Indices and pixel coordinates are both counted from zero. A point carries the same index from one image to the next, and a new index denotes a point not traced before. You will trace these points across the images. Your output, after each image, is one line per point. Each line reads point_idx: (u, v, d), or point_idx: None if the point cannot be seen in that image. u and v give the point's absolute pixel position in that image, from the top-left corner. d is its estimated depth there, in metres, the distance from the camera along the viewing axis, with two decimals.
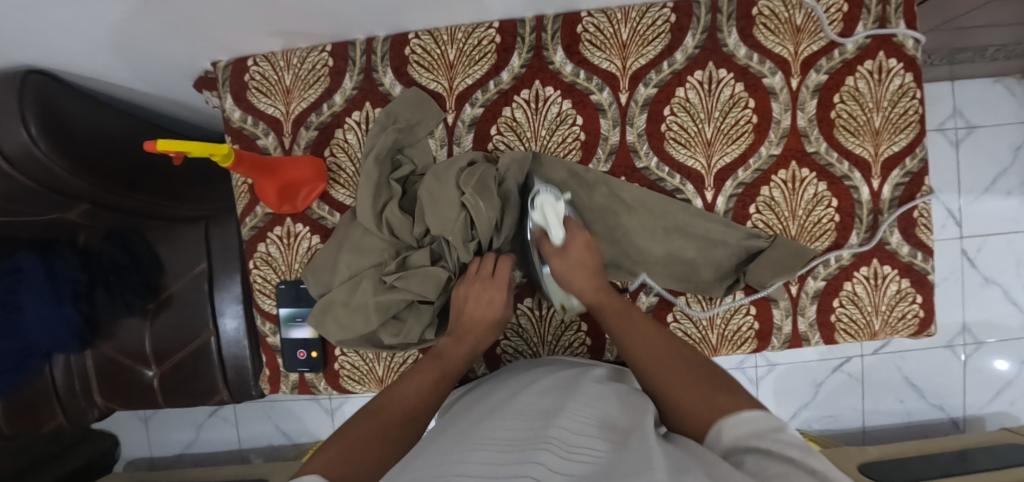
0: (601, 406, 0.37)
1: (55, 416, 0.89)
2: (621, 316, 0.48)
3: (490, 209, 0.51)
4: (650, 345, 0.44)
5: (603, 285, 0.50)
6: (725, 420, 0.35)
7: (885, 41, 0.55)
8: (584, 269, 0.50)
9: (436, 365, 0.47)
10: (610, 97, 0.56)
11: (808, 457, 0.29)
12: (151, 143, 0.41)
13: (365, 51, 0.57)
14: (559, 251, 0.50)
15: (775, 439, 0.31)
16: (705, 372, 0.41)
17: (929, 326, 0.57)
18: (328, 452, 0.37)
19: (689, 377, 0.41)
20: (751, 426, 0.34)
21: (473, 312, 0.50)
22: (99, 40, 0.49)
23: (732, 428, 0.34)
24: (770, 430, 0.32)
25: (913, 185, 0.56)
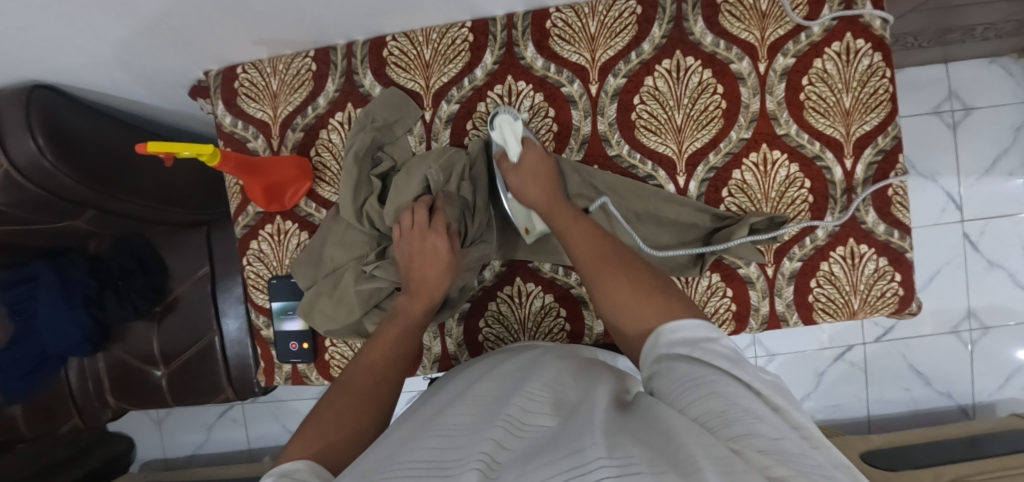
0: (550, 383, 0.40)
1: (71, 417, 0.96)
2: (569, 222, 0.49)
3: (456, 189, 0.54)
4: (596, 247, 0.46)
5: (553, 194, 0.51)
6: (662, 329, 0.37)
7: (851, 22, 0.55)
8: (537, 177, 0.52)
9: (395, 327, 0.49)
10: (580, 88, 0.57)
11: (734, 366, 0.31)
12: (142, 146, 0.44)
13: (346, 55, 0.59)
14: (536, 243, 0.56)
15: (706, 348, 0.33)
16: (652, 277, 0.43)
17: (909, 304, 0.57)
18: (304, 437, 0.38)
19: (629, 281, 0.43)
20: (688, 333, 0.36)
21: (423, 266, 0.51)
22: (95, 54, 0.53)
23: (669, 335, 0.36)
24: (702, 337, 0.34)
25: (886, 163, 0.56)
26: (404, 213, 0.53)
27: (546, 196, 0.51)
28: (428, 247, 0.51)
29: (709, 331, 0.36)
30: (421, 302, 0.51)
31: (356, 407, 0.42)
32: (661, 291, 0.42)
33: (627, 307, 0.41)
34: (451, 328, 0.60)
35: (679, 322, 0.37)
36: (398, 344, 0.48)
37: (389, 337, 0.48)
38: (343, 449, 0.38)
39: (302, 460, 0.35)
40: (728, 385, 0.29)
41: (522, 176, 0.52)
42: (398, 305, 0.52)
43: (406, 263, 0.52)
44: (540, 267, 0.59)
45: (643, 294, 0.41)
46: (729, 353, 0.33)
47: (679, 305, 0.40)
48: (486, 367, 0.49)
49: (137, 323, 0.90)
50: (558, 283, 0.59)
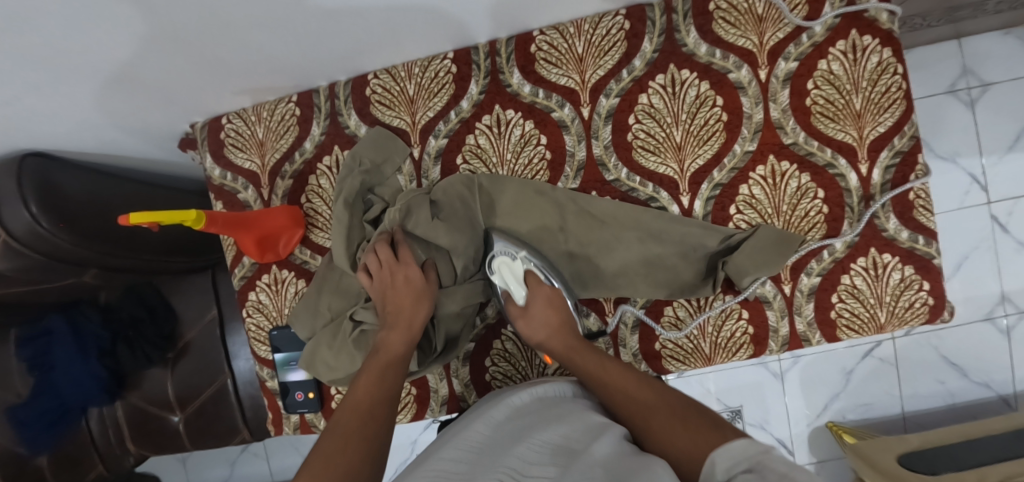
0: (551, 426, 0.38)
1: (95, 465, 0.98)
2: (594, 364, 0.47)
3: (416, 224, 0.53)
4: (634, 395, 0.43)
5: (575, 344, 0.50)
6: (716, 453, 0.33)
7: (856, 18, 0.51)
8: (548, 325, 0.52)
9: (381, 360, 0.48)
10: (571, 112, 0.55)
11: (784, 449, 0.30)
12: (125, 218, 0.43)
13: (329, 97, 0.58)
14: (522, 311, 0.54)
15: (756, 438, 0.32)
16: (691, 408, 0.40)
17: (942, 313, 0.53)
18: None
19: (676, 418, 0.39)
20: (739, 453, 0.32)
21: (396, 298, 0.51)
22: (78, 118, 0.53)
23: (723, 461, 0.32)
24: (751, 429, 0.33)
25: (906, 164, 0.52)
26: (371, 252, 0.52)
27: (565, 343, 0.50)
28: (399, 276, 0.51)
29: (747, 439, 0.33)
30: (403, 333, 0.50)
31: (349, 449, 0.39)
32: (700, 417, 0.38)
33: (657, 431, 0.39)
34: (457, 369, 0.58)
35: (729, 443, 0.33)
36: (383, 378, 0.46)
37: (375, 372, 0.47)
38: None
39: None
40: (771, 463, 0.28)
41: (533, 303, 0.53)
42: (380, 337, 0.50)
43: (382, 300, 0.52)
44: None
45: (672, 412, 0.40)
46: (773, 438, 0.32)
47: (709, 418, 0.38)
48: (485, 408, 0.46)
49: (150, 371, 0.91)
50: None
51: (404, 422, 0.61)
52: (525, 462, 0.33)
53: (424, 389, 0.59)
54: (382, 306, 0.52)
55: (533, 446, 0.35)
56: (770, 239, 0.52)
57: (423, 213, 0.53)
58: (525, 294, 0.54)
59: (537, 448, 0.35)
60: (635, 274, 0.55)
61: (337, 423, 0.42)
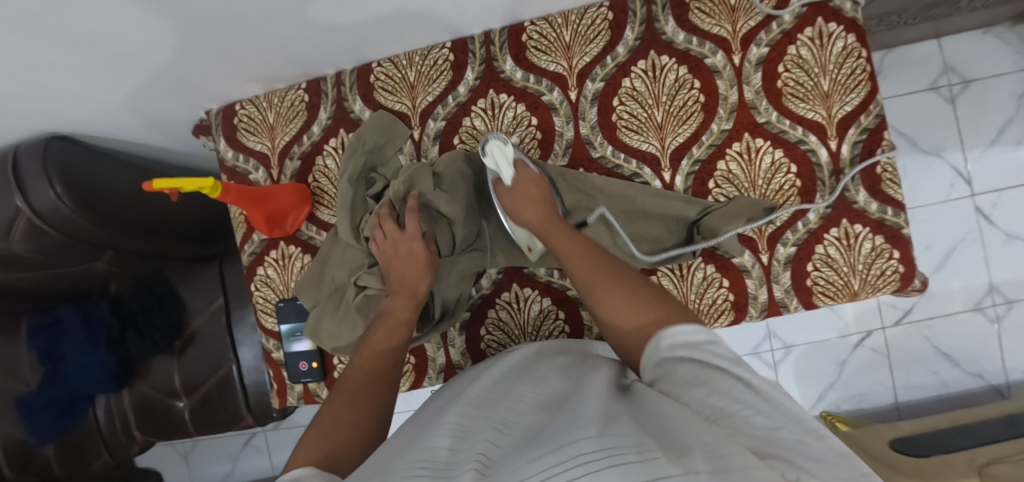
0: (542, 380, 0.42)
1: (101, 455, 0.99)
2: (562, 238, 0.49)
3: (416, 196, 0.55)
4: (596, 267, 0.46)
5: (550, 217, 0.51)
6: (662, 335, 0.37)
7: (821, 7, 0.56)
8: (531, 201, 0.52)
9: (389, 329, 0.51)
10: (560, 95, 0.59)
11: (733, 365, 0.32)
12: (148, 183, 0.47)
13: (336, 84, 0.63)
14: (508, 190, 0.54)
15: (707, 350, 0.34)
16: (648, 291, 0.43)
17: (912, 280, 0.56)
18: (308, 443, 0.38)
19: (626, 299, 0.42)
20: (686, 335, 0.36)
21: (399, 268, 0.53)
22: (104, 102, 0.58)
23: (670, 341, 0.37)
24: (703, 342, 0.35)
25: (872, 140, 0.56)
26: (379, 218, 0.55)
27: (541, 215, 0.51)
28: (403, 249, 0.54)
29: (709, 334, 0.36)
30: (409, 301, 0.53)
31: (357, 411, 0.42)
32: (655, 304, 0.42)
33: (625, 322, 0.42)
34: (454, 337, 0.62)
35: (677, 327, 0.37)
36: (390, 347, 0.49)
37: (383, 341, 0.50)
38: (346, 450, 0.38)
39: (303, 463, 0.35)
40: (728, 388, 0.30)
41: (519, 203, 0.53)
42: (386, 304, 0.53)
43: (387, 270, 0.55)
44: (536, 272, 0.60)
45: (636, 302, 0.42)
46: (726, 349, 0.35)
47: (675, 314, 0.40)
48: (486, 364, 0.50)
49: (158, 358, 0.94)
50: (555, 287, 0.59)
51: (403, 391, 0.64)
52: (514, 404, 0.37)
53: (422, 358, 0.62)
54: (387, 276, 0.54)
55: (523, 394, 0.39)
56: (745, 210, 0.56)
57: (423, 186, 0.55)
58: (513, 175, 0.53)
59: (528, 397, 0.38)
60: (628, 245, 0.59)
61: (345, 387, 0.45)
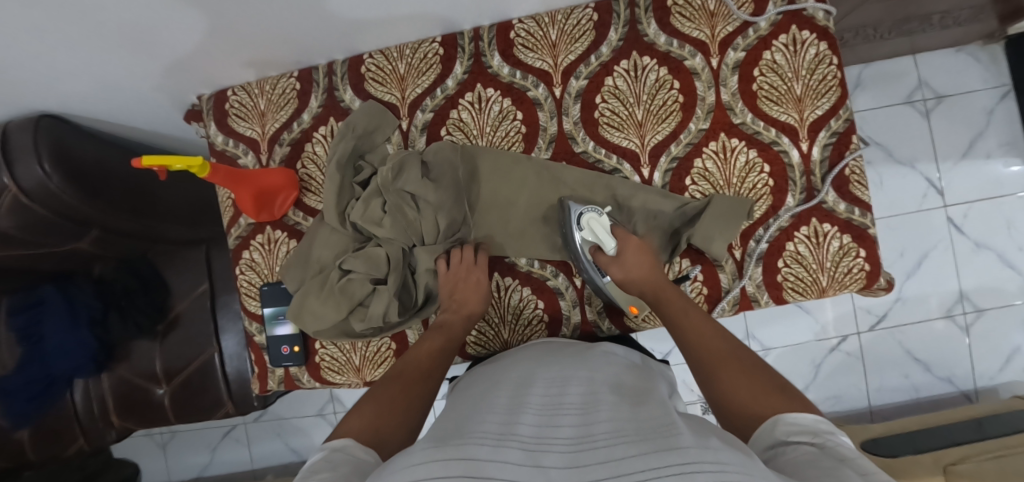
0: (595, 375, 0.47)
1: (77, 439, 0.97)
2: (679, 307, 0.52)
3: (405, 184, 0.56)
4: (713, 346, 0.47)
5: (662, 279, 0.54)
6: (779, 418, 0.37)
7: (796, 16, 0.59)
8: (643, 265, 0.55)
9: (440, 334, 0.54)
10: (545, 91, 0.61)
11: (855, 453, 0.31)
12: (137, 159, 0.48)
13: (327, 73, 0.64)
14: (614, 260, 0.56)
15: (828, 439, 0.33)
16: (764, 375, 0.43)
17: (877, 278, 0.59)
18: (360, 413, 0.44)
19: (746, 385, 0.42)
20: (805, 427, 0.35)
21: (462, 291, 0.57)
22: (97, 80, 0.58)
23: (786, 427, 0.36)
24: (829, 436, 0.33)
25: (841, 143, 0.59)
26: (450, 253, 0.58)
27: (654, 282, 0.54)
28: (471, 278, 0.57)
29: (825, 426, 0.35)
30: (461, 319, 0.56)
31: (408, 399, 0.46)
32: (773, 389, 0.41)
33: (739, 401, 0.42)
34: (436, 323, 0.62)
35: (798, 415, 0.37)
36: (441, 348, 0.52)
37: (434, 341, 0.53)
38: (387, 425, 0.43)
39: (353, 434, 0.40)
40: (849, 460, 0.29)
41: (623, 257, 0.56)
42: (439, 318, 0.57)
43: (447, 289, 0.57)
44: (516, 262, 0.62)
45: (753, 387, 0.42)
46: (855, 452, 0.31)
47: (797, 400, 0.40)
48: (547, 351, 0.54)
49: (140, 343, 0.94)
50: (534, 276, 0.61)
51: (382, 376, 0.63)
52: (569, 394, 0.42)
53: (403, 344, 0.62)
54: (447, 293, 0.57)
55: (577, 385, 0.44)
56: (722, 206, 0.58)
57: (414, 174, 0.56)
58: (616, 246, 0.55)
59: (582, 387, 0.43)
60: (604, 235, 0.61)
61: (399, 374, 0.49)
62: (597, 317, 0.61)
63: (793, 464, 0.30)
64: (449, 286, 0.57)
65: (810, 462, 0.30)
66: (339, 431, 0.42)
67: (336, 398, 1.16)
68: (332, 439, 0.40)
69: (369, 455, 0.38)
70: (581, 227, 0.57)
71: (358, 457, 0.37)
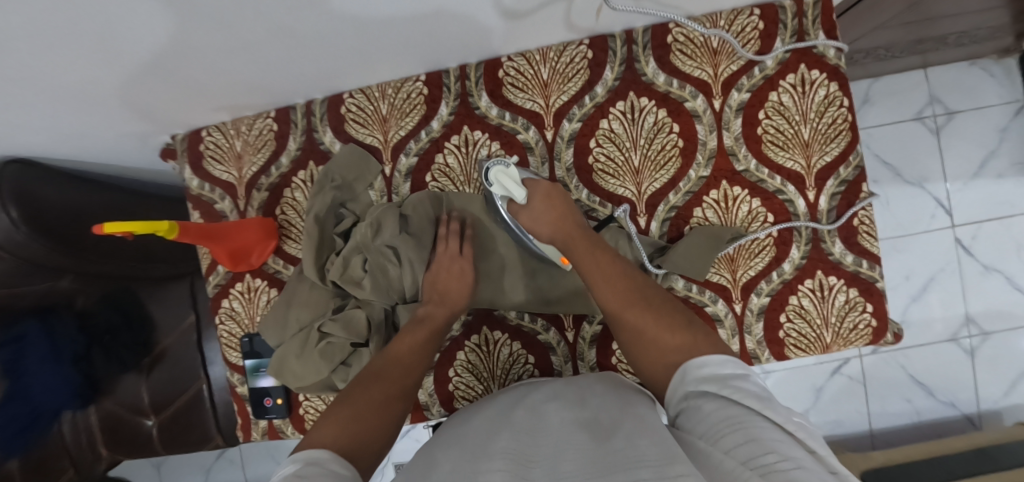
0: (575, 408, 0.42)
1: (65, 472, 0.94)
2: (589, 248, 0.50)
3: (385, 240, 0.53)
4: (627, 290, 0.47)
5: (575, 226, 0.52)
6: (691, 365, 0.38)
7: (805, 54, 0.55)
8: (550, 217, 0.52)
9: (421, 329, 0.50)
10: (536, 134, 0.58)
11: (764, 404, 0.31)
12: (98, 227, 0.45)
13: (305, 114, 0.61)
14: (522, 207, 0.53)
15: (734, 386, 0.33)
16: (673, 312, 0.45)
17: (884, 335, 0.56)
18: (331, 421, 0.39)
19: (665, 328, 0.43)
20: (712, 371, 0.36)
21: (444, 281, 0.53)
22: (59, 127, 0.55)
23: (696, 374, 0.37)
24: (728, 374, 0.35)
25: (850, 193, 0.55)
26: (438, 241, 0.54)
27: (564, 225, 0.52)
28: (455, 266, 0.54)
29: (734, 365, 0.36)
30: (444, 309, 0.52)
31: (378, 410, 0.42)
32: (682, 326, 0.43)
33: (655, 348, 0.43)
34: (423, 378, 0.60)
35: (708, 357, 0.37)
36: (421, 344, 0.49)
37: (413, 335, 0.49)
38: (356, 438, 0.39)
39: (328, 448, 0.36)
40: (759, 427, 0.29)
41: (534, 206, 0.53)
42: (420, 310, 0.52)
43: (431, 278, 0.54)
44: (506, 315, 0.59)
45: (664, 326, 0.43)
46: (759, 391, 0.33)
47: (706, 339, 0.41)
48: (521, 394, 0.50)
49: (127, 376, 0.92)
50: (524, 330, 0.59)
51: None
52: (545, 438, 0.38)
53: None
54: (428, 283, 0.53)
55: (554, 425, 0.39)
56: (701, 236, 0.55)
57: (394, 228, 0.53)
58: (525, 193, 0.52)
59: (558, 424, 0.39)
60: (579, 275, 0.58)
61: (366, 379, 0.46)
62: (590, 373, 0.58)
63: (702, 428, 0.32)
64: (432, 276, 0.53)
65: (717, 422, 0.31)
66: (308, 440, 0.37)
67: None
68: (300, 452, 0.36)
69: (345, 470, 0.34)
70: (490, 183, 0.53)
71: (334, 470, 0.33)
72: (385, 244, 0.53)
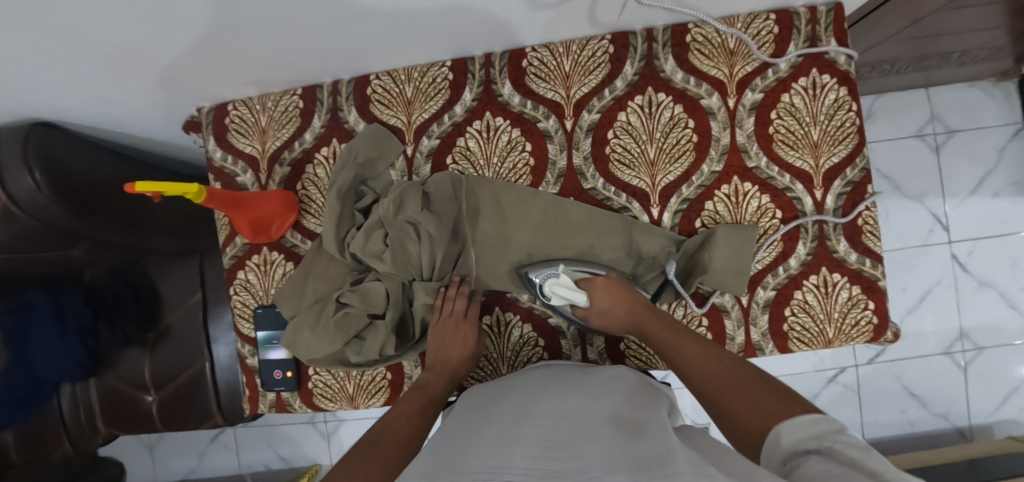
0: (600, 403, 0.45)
1: (62, 443, 0.94)
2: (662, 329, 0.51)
3: (404, 216, 0.54)
4: (703, 363, 0.46)
5: (641, 308, 0.53)
6: (782, 427, 0.36)
7: (817, 59, 0.57)
8: (618, 308, 0.54)
9: (418, 397, 0.54)
10: (556, 123, 0.60)
11: (868, 456, 0.29)
12: (130, 185, 0.47)
13: (332, 93, 0.62)
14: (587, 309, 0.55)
15: (835, 440, 0.32)
16: (758, 383, 0.43)
17: (885, 332, 0.58)
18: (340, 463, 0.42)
19: (748, 398, 0.41)
20: (809, 427, 0.34)
21: (447, 348, 0.56)
22: (90, 92, 0.56)
23: (791, 433, 0.35)
24: (829, 430, 0.33)
25: (856, 193, 0.57)
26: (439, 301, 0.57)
27: (627, 308, 0.53)
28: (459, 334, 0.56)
29: (833, 422, 0.33)
30: (443, 379, 0.56)
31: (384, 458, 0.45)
32: (767, 394, 0.41)
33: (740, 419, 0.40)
34: None
35: (796, 418, 0.36)
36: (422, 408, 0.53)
37: (412, 403, 0.53)
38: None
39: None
40: (853, 468, 0.28)
41: (596, 302, 0.55)
42: (422, 378, 0.57)
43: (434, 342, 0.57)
44: (518, 297, 0.60)
45: (744, 389, 0.42)
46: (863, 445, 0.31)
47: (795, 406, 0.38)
48: (547, 378, 0.52)
49: (129, 351, 0.91)
50: (536, 313, 0.60)
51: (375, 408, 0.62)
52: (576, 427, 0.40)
53: (398, 375, 0.61)
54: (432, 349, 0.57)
55: (588, 417, 0.42)
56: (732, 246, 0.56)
57: (415, 205, 0.54)
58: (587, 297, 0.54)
59: (590, 418, 0.41)
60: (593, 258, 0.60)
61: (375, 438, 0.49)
62: (598, 358, 0.59)
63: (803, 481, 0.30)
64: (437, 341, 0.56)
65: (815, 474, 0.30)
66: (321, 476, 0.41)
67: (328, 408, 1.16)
68: None
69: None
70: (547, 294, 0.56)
71: None
72: (407, 219, 0.54)
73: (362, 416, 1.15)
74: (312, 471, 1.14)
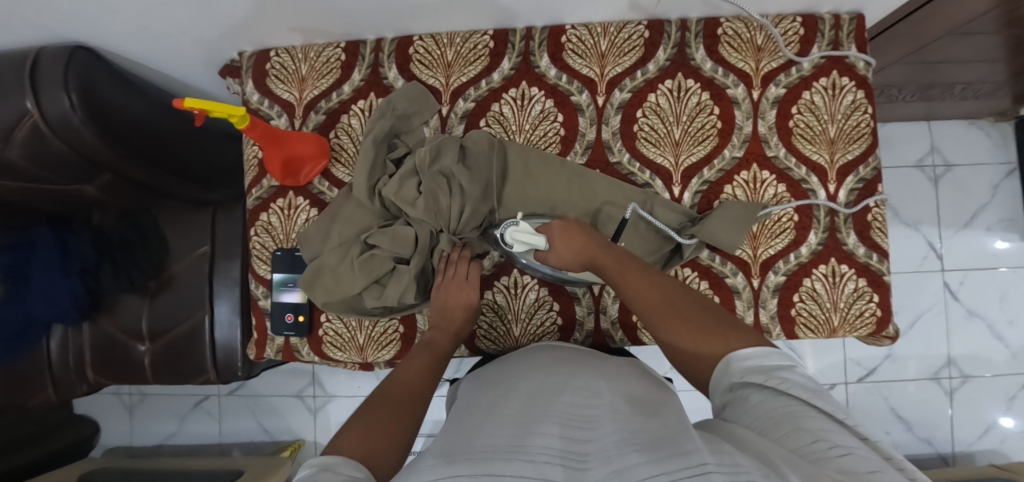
0: (611, 384, 0.45)
1: (45, 388, 0.92)
2: (614, 264, 0.51)
3: (440, 167, 0.57)
4: (650, 294, 0.48)
5: (593, 243, 0.53)
6: (732, 357, 0.40)
7: (838, 62, 0.61)
8: (572, 244, 0.54)
9: (427, 354, 0.55)
10: (588, 98, 0.62)
11: (814, 397, 0.34)
12: (180, 100, 0.48)
13: (374, 49, 0.64)
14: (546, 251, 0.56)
15: (780, 378, 0.36)
16: (700, 312, 0.46)
17: (886, 326, 0.60)
18: (349, 438, 0.41)
19: (693, 328, 0.45)
20: (757, 361, 0.39)
21: (451, 306, 0.58)
22: (140, 22, 0.57)
23: (740, 365, 0.39)
24: (773, 368, 0.38)
25: (867, 190, 0.60)
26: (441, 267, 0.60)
27: (583, 245, 0.53)
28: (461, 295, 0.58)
29: (779, 359, 0.39)
30: (445, 336, 0.57)
31: (399, 419, 0.45)
32: (709, 323, 0.45)
33: (684, 348, 0.45)
34: None
35: (741, 350, 0.40)
36: (430, 370, 0.53)
37: (422, 362, 0.53)
38: (381, 446, 0.41)
39: (349, 458, 0.38)
40: (814, 418, 0.33)
41: (556, 247, 0.55)
42: (428, 336, 0.58)
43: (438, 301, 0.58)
44: None
45: (694, 328, 0.45)
46: (807, 387, 0.36)
47: (733, 335, 0.43)
48: (555, 357, 0.52)
49: (128, 298, 0.90)
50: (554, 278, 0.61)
51: (385, 360, 0.62)
52: (592, 406, 0.40)
53: (411, 329, 0.62)
54: (437, 311, 0.58)
55: (602, 396, 0.42)
56: (734, 208, 0.59)
57: (452, 158, 0.57)
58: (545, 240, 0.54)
59: (603, 396, 0.42)
60: (614, 229, 0.61)
61: (383, 394, 0.49)
62: (610, 328, 0.61)
63: (756, 416, 0.35)
64: (441, 298, 0.58)
65: (768, 412, 0.35)
66: (331, 452, 0.39)
67: (318, 382, 1.15)
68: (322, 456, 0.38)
69: (360, 472, 0.36)
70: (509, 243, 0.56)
71: (352, 475, 0.35)
72: (441, 171, 0.57)
73: (352, 393, 1.14)
74: (296, 445, 1.12)
